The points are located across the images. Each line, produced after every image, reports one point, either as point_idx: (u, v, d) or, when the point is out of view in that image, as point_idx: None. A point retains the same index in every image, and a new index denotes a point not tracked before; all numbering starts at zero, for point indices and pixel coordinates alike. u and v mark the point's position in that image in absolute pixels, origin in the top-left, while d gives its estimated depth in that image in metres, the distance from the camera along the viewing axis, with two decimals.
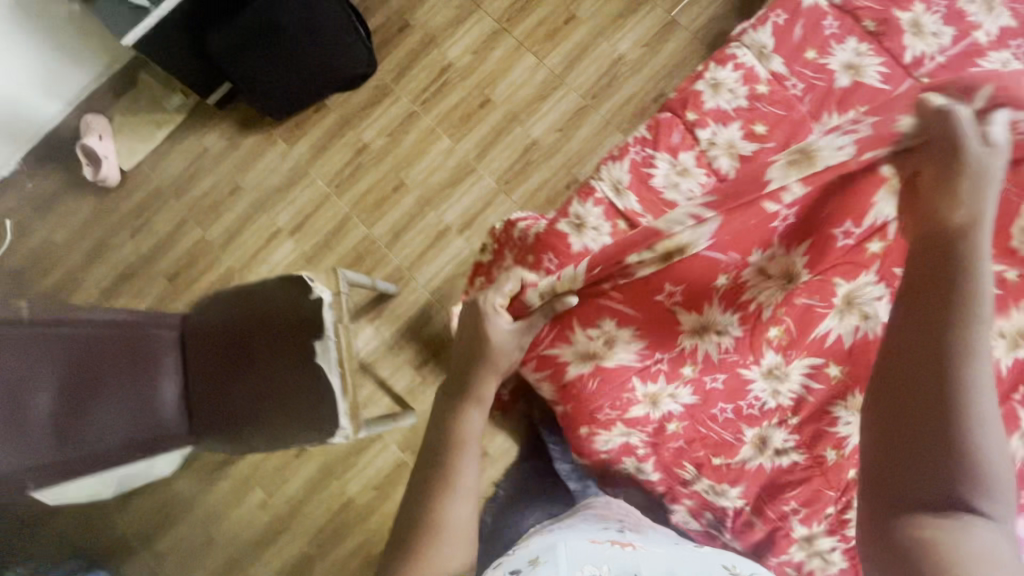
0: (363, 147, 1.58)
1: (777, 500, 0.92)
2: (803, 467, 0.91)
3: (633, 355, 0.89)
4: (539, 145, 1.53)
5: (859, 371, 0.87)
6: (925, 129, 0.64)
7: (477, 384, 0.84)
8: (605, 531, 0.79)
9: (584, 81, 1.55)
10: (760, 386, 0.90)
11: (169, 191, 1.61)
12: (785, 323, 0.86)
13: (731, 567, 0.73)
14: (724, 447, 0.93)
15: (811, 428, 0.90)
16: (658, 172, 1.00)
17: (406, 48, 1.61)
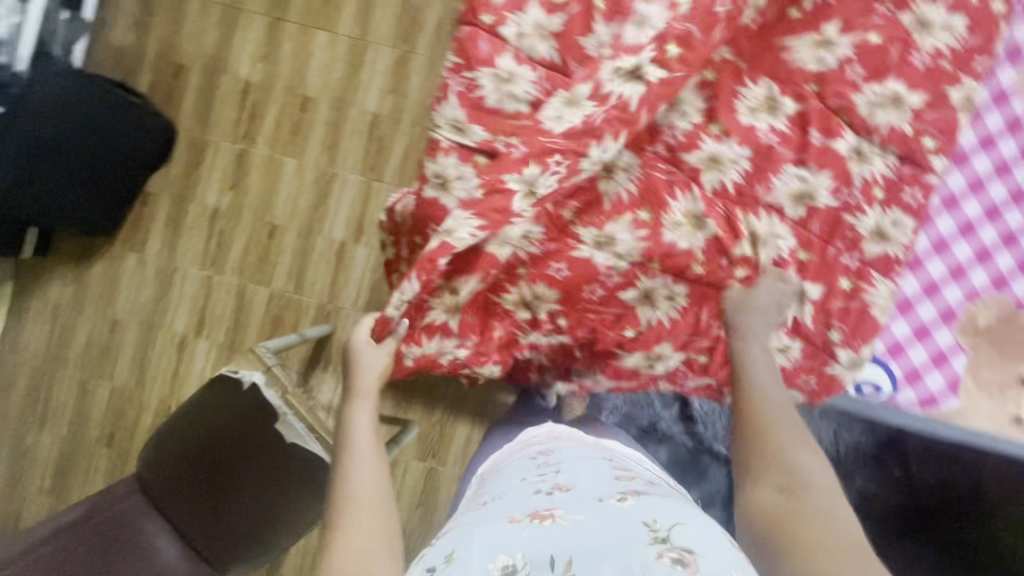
0: (213, 213, 1.43)
1: (701, 328, 0.77)
2: (691, 301, 0.77)
3: (476, 284, 0.74)
4: (381, 117, 1.42)
5: (659, 200, 0.75)
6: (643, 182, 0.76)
7: (360, 375, 0.73)
8: (532, 500, 0.68)
9: (387, 29, 1.42)
10: (601, 257, 0.75)
11: (49, 363, 1.44)
12: (571, 206, 0.75)
13: (652, 522, 0.59)
14: (621, 322, 0.77)
15: (722, 219, 0.75)
16: (489, 91, 0.73)
17: (194, 90, 1.44)
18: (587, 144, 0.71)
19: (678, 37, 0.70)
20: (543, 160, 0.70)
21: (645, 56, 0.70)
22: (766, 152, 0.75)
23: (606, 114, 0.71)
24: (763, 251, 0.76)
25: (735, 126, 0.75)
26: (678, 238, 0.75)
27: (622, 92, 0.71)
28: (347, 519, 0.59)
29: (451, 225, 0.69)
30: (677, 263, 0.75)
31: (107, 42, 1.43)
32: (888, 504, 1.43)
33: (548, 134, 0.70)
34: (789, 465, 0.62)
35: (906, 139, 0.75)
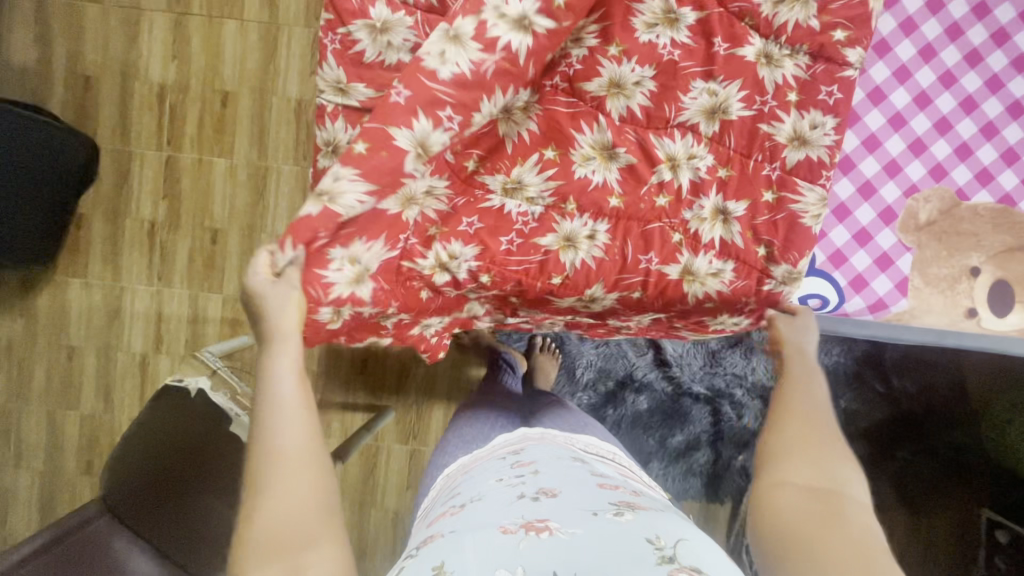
0: (151, 226, 1.39)
1: (630, 262, 0.73)
2: (614, 236, 0.73)
3: (382, 250, 0.70)
4: (306, 101, 1.37)
5: (565, 137, 0.72)
6: (547, 121, 0.72)
7: (273, 317, 0.59)
8: (518, 504, 0.63)
9: (296, 9, 1.35)
10: (513, 206, 0.73)
11: (14, 401, 1.42)
12: (474, 154, 0.72)
13: (656, 539, 0.56)
14: (546, 269, 0.73)
15: (634, 146, 0.72)
16: (367, 46, 0.69)
17: (108, 100, 1.38)
18: (478, 98, 0.66)
19: None
20: (433, 112, 0.65)
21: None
22: (669, 69, 0.70)
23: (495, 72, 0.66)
24: (680, 174, 0.73)
25: (634, 46, 0.70)
26: (590, 172, 0.72)
27: (510, 40, 0.65)
28: (280, 489, 0.54)
29: (334, 187, 0.63)
30: (592, 198, 0.72)
31: (10, 64, 1.37)
32: (873, 420, 1.42)
33: (433, 79, 0.64)
34: (824, 474, 0.57)
35: (814, 35, 0.70)
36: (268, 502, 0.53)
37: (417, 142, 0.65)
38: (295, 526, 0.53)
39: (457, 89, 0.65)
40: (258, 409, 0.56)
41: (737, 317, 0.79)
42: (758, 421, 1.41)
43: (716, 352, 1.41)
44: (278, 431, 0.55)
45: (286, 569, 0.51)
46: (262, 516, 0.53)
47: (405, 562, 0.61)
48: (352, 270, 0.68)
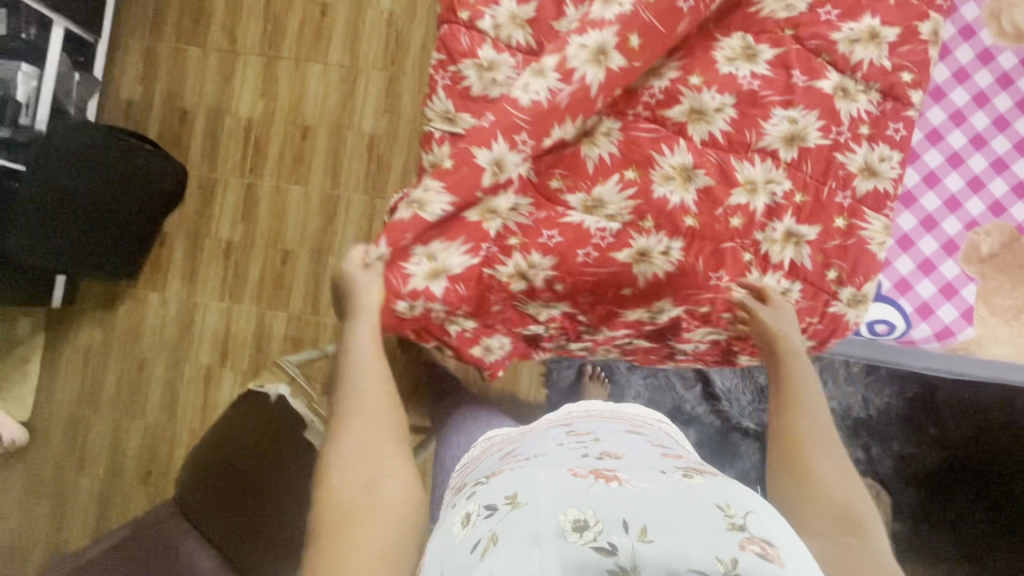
0: (228, 246, 1.49)
1: (703, 279, 0.77)
2: (689, 253, 0.77)
3: (464, 254, 0.76)
4: (378, 136, 1.49)
5: (645, 157, 0.77)
6: (627, 148, 0.77)
7: (358, 296, 0.74)
8: (583, 460, 0.64)
9: (375, 55, 1.49)
10: (592, 221, 0.77)
11: (84, 407, 1.49)
12: (558, 173, 0.77)
13: (726, 506, 0.54)
14: (618, 280, 0.78)
15: (714, 165, 0.77)
16: (474, 81, 0.78)
17: (199, 132, 1.51)
18: (552, 125, 0.74)
19: (640, 29, 0.72)
20: (511, 137, 0.73)
21: (608, 34, 0.72)
22: (749, 98, 0.77)
23: (570, 95, 0.73)
24: (754, 201, 0.78)
25: (714, 77, 0.77)
26: (670, 191, 0.77)
27: (586, 72, 0.73)
28: (358, 423, 0.69)
29: (423, 197, 0.74)
30: (670, 216, 0.77)
31: (117, 96, 1.52)
32: (925, 464, 1.40)
33: (516, 105, 0.73)
34: (843, 506, 0.61)
35: (887, 74, 0.79)
36: (345, 427, 0.69)
37: (494, 158, 0.74)
38: (364, 449, 0.67)
39: (546, 122, 0.74)
40: (342, 363, 0.74)
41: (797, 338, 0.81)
42: None
43: (766, 389, 1.41)
44: (354, 376, 0.72)
45: (362, 480, 0.64)
46: (341, 439, 0.68)
47: (475, 492, 0.63)
48: (427, 267, 0.75)
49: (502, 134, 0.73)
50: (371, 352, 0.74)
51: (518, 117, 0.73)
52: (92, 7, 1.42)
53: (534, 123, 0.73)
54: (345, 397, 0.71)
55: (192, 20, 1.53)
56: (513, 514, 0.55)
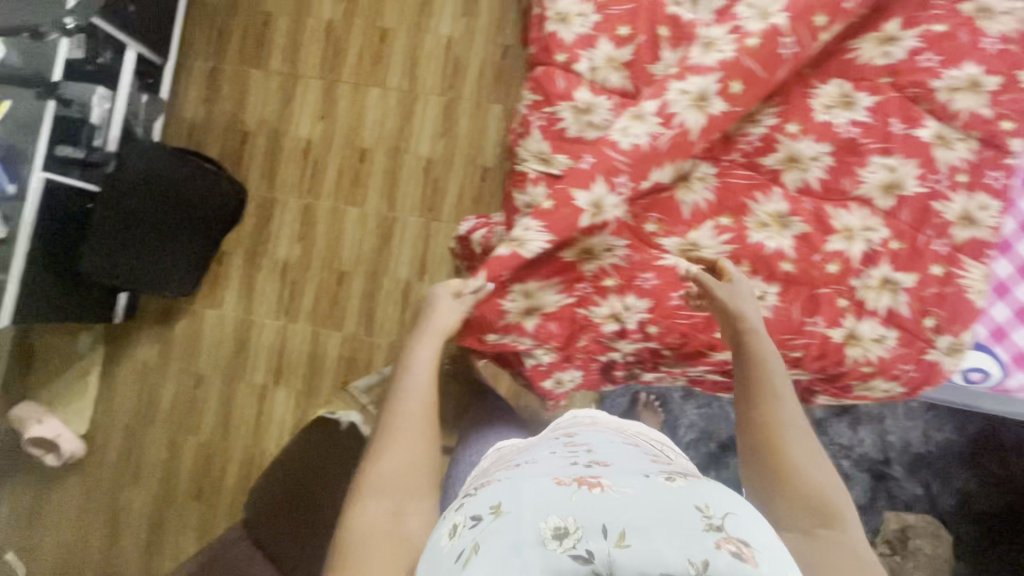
0: (285, 266, 1.51)
1: (800, 326, 0.77)
2: (785, 298, 0.77)
3: (559, 294, 0.79)
4: (435, 160, 1.50)
5: (739, 205, 0.77)
6: (722, 194, 0.77)
7: (434, 320, 0.78)
8: (573, 470, 0.63)
9: (433, 80, 1.51)
10: (687, 264, 0.77)
11: (140, 422, 1.51)
12: (653, 217, 0.78)
13: (704, 508, 0.54)
14: (712, 323, 0.79)
15: (809, 211, 0.77)
16: (570, 123, 0.78)
17: (259, 153, 1.53)
18: (649, 169, 0.74)
19: (743, 74, 0.72)
20: (610, 179, 0.73)
21: (711, 80, 0.72)
22: (847, 146, 0.77)
23: (671, 139, 0.73)
24: (852, 247, 0.77)
25: (811, 124, 0.76)
26: (766, 237, 0.77)
27: (686, 116, 0.73)
28: (396, 440, 0.70)
29: (523, 235, 0.74)
30: (766, 262, 0.77)
31: (180, 116, 1.54)
32: (988, 503, 1.36)
33: (616, 148, 0.73)
34: (814, 498, 0.61)
35: (985, 123, 0.76)
36: (384, 441, 0.70)
37: (593, 199, 0.74)
38: (400, 467, 0.68)
39: (644, 165, 0.74)
40: (398, 379, 0.76)
41: (890, 383, 0.80)
42: (867, 495, 1.37)
43: (823, 421, 1.39)
44: (405, 394, 0.74)
45: (396, 500, 0.65)
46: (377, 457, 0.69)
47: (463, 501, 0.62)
48: (525, 303, 0.79)
49: (603, 175, 0.73)
50: (423, 378, 0.76)
51: (618, 157, 0.73)
52: (161, 30, 1.44)
53: (637, 160, 0.73)
54: (389, 410, 0.74)
55: (255, 43, 1.55)
56: (497, 524, 0.54)
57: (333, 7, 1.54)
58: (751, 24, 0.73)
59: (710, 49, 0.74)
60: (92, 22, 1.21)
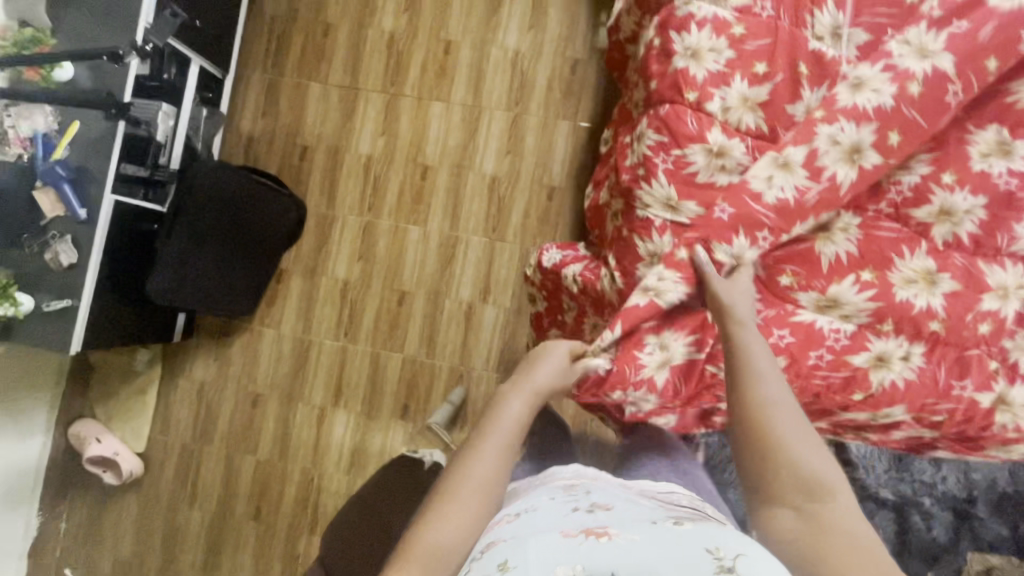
0: (345, 285, 1.47)
1: (946, 390, 0.72)
2: (929, 360, 0.72)
3: (688, 347, 0.78)
4: (500, 178, 1.45)
5: (885, 259, 0.72)
6: (866, 247, 0.72)
7: (536, 377, 0.76)
8: (574, 515, 0.60)
9: (499, 94, 1.46)
10: (824, 321, 0.74)
11: (197, 441, 1.49)
12: (788, 270, 0.74)
13: (715, 550, 0.49)
14: (850, 385, 0.73)
15: (961, 266, 0.71)
16: (700, 167, 0.74)
17: (319, 170, 1.49)
18: (795, 224, 0.71)
19: (903, 125, 0.69)
20: (751, 233, 0.72)
21: (866, 133, 0.70)
22: (1004, 199, 0.71)
23: (819, 193, 0.71)
24: (1005, 306, 0.71)
25: (967, 173, 0.71)
26: (912, 295, 0.71)
27: (837, 169, 0.70)
28: (461, 498, 0.62)
29: (658, 285, 0.74)
30: (913, 321, 0.71)
31: (239, 130, 1.51)
32: None
33: (758, 200, 0.71)
34: (808, 483, 0.59)
35: None
36: (450, 499, 0.62)
37: (733, 254, 0.73)
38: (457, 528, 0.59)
39: (784, 215, 0.71)
40: (480, 428, 0.71)
41: None
42: (950, 535, 1.31)
43: (904, 457, 1.34)
44: (484, 445, 0.68)
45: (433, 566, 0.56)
46: (433, 522, 0.60)
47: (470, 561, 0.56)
48: (658, 354, 0.78)
49: (744, 228, 0.72)
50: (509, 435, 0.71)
51: (760, 210, 0.71)
52: (221, 42, 1.40)
53: (779, 214, 0.71)
54: (461, 459, 0.67)
55: (314, 55, 1.51)
56: None
57: (395, 19, 1.49)
58: (907, 64, 0.70)
59: (861, 91, 0.70)
60: (169, 43, 1.22)
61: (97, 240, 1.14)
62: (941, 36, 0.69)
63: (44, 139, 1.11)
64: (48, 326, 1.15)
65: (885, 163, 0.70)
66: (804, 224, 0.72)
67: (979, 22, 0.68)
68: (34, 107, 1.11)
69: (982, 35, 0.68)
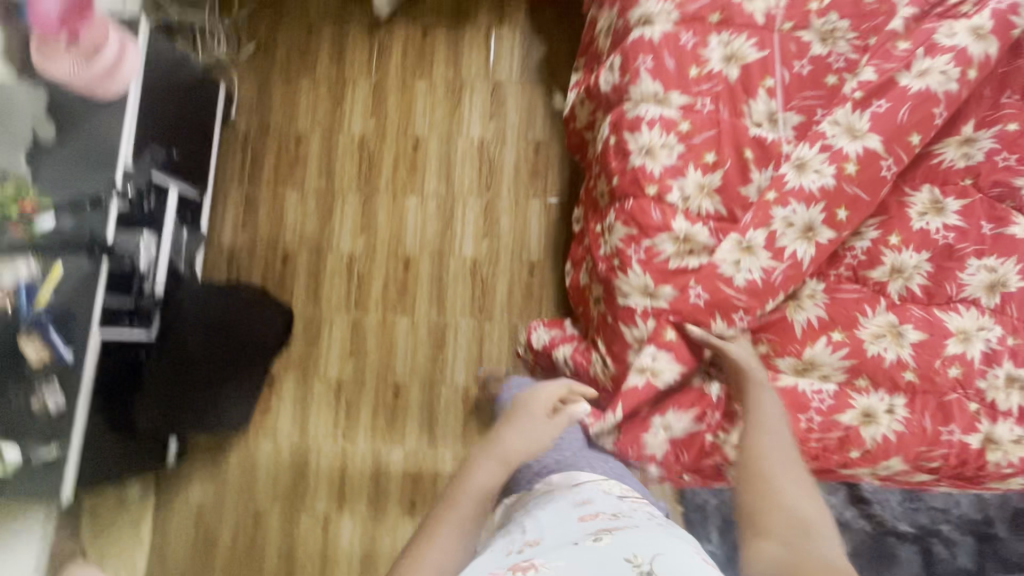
0: (339, 384, 1.47)
1: (935, 437, 0.74)
2: (913, 410, 0.74)
3: (689, 421, 0.80)
4: (480, 259, 1.50)
5: (851, 318, 0.76)
6: (835, 311, 0.76)
7: (511, 432, 0.74)
8: (501, 555, 0.56)
9: (469, 181, 1.53)
10: (805, 384, 0.76)
11: (198, 568, 1.42)
12: (765, 339, 0.77)
13: (634, 557, 0.50)
14: (846, 444, 0.74)
15: (924, 315, 0.76)
16: (670, 252, 0.78)
17: (302, 274, 1.52)
18: (767, 300, 0.76)
19: (846, 201, 0.76)
20: (728, 315, 0.76)
21: (815, 212, 0.76)
22: (945, 251, 0.77)
23: (783, 272, 0.76)
24: (972, 348, 0.75)
25: (910, 233, 0.77)
26: (883, 348, 0.75)
27: (795, 247, 0.76)
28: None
29: (654, 364, 0.77)
30: (889, 374, 0.75)
31: (220, 245, 1.55)
32: None
33: (729, 283, 0.76)
34: (797, 523, 0.57)
35: None
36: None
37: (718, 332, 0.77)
38: None
39: (754, 293, 0.76)
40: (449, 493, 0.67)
41: None
42: (975, 560, 1.30)
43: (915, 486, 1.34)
44: (450, 512, 0.64)
45: None
46: None
47: None
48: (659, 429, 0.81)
49: (721, 310, 0.76)
50: (479, 497, 0.66)
51: (733, 292, 0.76)
52: (197, 166, 1.45)
53: (752, 294, 0.76)
54: (426, 529, 0.63)
55: (288, 164, 1.57)
56: None
57: (364, 123, 1.58)
58: (840, 143, 0.77)
59: (804, 173, 0.77)
60: (155, 176, 1.27)
61: (85, 379, 1.12)
62: (865, 114, 0.78)
63: (28, 287, 1.10)
64: (35, 475, 1.10)
65: (837, 236, 0.77)
66: (775, 298, 0.76)
67: (894, 101, 0.77)
68: (18, 257, 1.12)
69: (899, 113, 0.77)
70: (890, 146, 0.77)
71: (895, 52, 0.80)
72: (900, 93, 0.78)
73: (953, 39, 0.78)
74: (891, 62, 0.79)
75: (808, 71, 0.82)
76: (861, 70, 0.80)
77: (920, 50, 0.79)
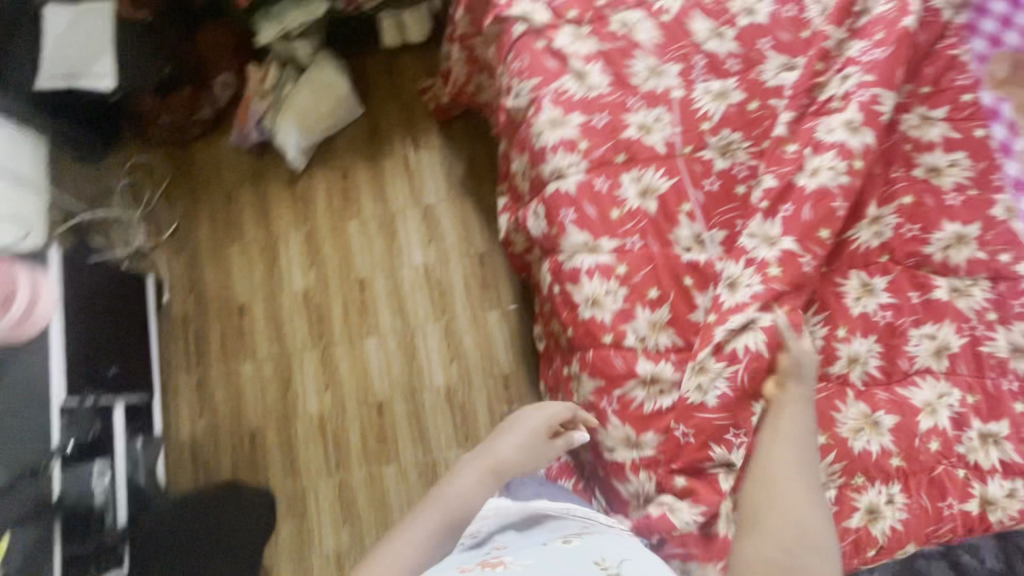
0: (338, 557, 1.38)
1: (935, 513, 0.84)
2: (911, 494, 0.84)
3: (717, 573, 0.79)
4: (452, 385, 1.47)
5: (828, 419, 0.86)
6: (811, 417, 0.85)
7: (503, 442, 0.81)
8: (473, 556, 0.68)
9: (422, 309, 1.52)
10: None
11: None
12: None
13: (601, 560, 0.62)
14: (862, 543, 0.83)
15: (891, 399, 0.87)
16: (642, 396, 0.85)
17: (275, 454, 1.44)
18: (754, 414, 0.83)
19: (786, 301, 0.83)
20: (723, 439, 0.82)
21: (752, 311, 0.81)
22: (887, 330, 0.89)
23: (746, 371, 0.81)
24: (940, 418, 0.86)
25: (852, 322, 0.88)
26: (865, 442, 0.85)
27: (746, 342, 0.82)
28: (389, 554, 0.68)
29: (672, 502, 0.82)
30: (878, 466, 0.85)
31: (179, 442, 1.46)
32: None
33: (707, 410, 0.82)
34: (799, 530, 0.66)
35: (987, 263, 0.90)
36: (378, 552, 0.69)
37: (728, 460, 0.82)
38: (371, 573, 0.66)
39: (731, 411, 0.81)
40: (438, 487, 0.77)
41: None
42: None
43: None
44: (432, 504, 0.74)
45: None
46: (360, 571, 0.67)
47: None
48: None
49: (714, 439, 0.82)
50: (462, 497, 0.75)
51: (711, 418, 0.81)
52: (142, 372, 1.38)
53: (732, 414, 0.82)
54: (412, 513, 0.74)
55: (234, 338, 1.52)
56: None
57: (305, 276, 1.55)
58: (762, 253, 0.84)
59: (737, 290, 0.83)
60: (113, 411, 1.22)
61: None
62: (776, 221, 0.85)
63: None
64: None
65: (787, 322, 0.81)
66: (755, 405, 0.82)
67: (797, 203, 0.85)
68: None
69: (814, 210, 0.84)
70: (802, 237, 0.84)
71: (786, 155, 0.87)
72: (800, 195, 0.85)
73: (833, 135, 0.87)
74: (785, 167, 0.87)
75: (718, 187, 0.88)
76: (762, 177, 0.88)
77: (806, 151, 0.87)
